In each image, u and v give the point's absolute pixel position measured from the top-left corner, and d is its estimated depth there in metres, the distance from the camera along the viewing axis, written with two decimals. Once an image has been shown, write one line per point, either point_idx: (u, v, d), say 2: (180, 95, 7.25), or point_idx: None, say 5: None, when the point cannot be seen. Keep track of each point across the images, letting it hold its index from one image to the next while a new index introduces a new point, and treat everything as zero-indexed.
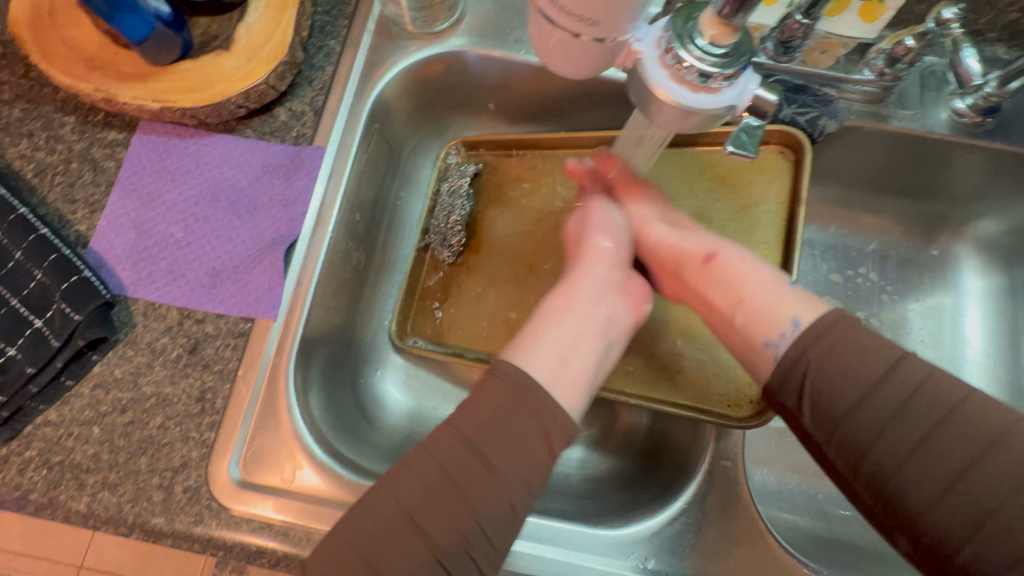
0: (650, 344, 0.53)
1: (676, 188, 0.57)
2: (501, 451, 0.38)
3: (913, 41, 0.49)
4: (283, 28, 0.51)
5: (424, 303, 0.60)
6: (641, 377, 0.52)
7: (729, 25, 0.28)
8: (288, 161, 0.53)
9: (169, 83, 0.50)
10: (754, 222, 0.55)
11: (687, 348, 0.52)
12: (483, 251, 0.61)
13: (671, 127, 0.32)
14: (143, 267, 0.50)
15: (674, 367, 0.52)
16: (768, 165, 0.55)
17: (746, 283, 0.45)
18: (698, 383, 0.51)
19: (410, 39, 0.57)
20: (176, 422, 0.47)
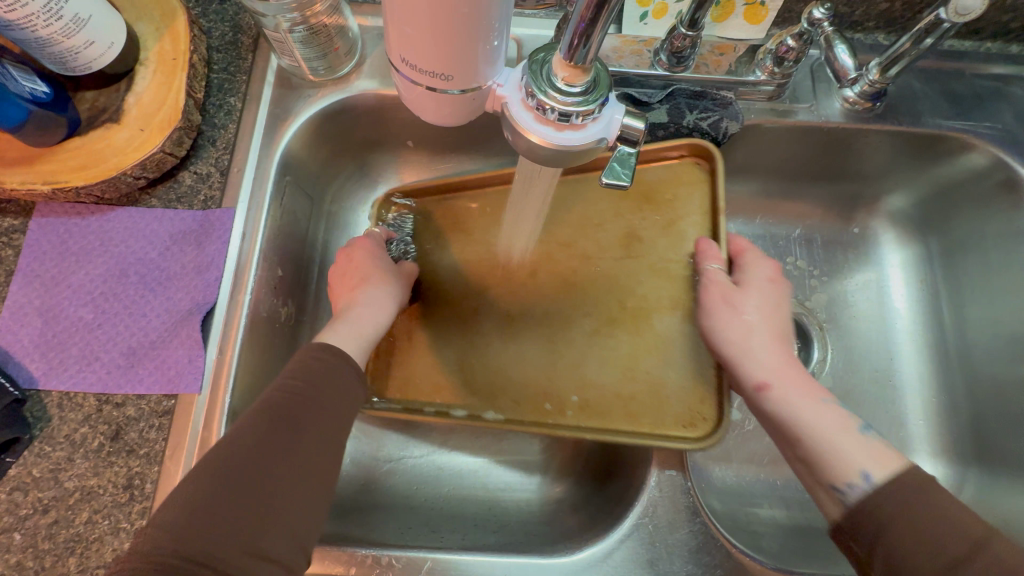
0: (604, 374, 0.52)
1: (603, 212, 0.58)
2: (312, 422, 0.40)
3: (793, 40, 0.52)
4: (174, 93, 0.50)
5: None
6: (597, 409, 0.50)
7: (577, 66, 0.28)
8: (197, 227, 0.52)
9: (59, 163, 0.48)
10: (682, 236, 0.56)
11: (638, 370, 0.51)
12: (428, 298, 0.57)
13: (548, 164, 0.32)
14: (53, 356, 0.48)
15: (627, 394, 0.51)
16: (688, 178, 0.57)
17: (813, 408, 0.44)
18: (654, 406, 0.50)
19: (312, 88, 0.57)
20: (104, 514, 0.45)
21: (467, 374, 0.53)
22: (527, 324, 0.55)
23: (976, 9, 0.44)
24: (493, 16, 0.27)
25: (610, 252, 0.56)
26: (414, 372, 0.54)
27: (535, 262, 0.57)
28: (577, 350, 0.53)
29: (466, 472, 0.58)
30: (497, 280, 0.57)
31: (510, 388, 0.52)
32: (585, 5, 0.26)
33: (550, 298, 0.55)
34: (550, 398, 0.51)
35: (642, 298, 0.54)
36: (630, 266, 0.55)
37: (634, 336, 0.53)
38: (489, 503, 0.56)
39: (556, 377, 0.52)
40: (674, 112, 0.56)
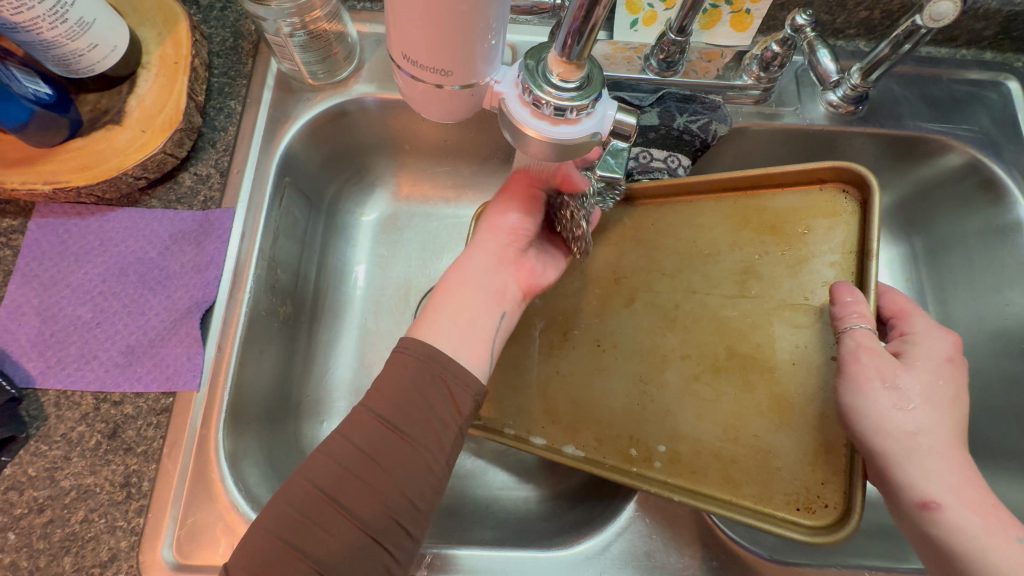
0: (708, 434, 0.46)
1: (718, 240, 0.51)
2: (411, 422, 0.37)
3: (778, 46, 0.54)
4: (175, 96, 0.51)
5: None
6: (688, 466, 0.46)
7: (571, 62, 0.29)
8: (197, 228, 0.53)
9: (60, 163, 0.49)
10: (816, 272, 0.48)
11: (743, 432, 0.45)
12: (518, 319, 0.55)
13: (545, 159, 0.34)
14: (51, 355, 0.48)
15: (728, 455, 0.45)
16: (828, 208, 0.48)
17: (989, 537, 0.37)
18: (759, 478, 0.44)
19: (312, 92, 0.58)
20: (100, 513, 0.45)
21: (546, 398, 0.51)
22: (617, 357, 0.51)
23: (949, 15, 0.46)
24: (492, 14, 0.28)
25: (720, 287, 0.50)
26: (495, 392, 0.53)
27: (632, 286, 0.53)
28: (671, 397, 0.48)
29: (465, 472, 0.58)
30: (591, 311, 0.53)
31: (594, 422, 0.49)
32: (577, 4, 0.27)
33: (647, 335, 0.51)
34: (637, 442, 0.48)
35: (756, 347, 0.47)
36: (744, 306, 0.49)
37: (744, 392, 0.46)
38: (487, 502, 0.56)
39: (644, 421, 0.48)
40: (665, 115, 0.58)
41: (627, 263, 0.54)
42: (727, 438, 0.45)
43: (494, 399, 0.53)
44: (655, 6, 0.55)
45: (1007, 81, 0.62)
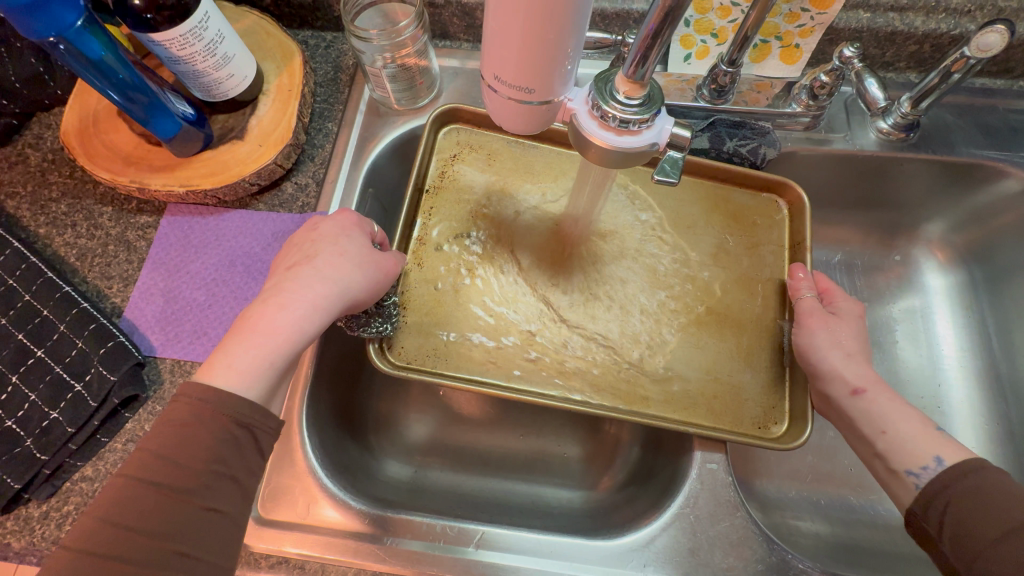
0: (694, 370, 0.54)
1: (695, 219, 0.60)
2: (186, 453, 0.38)
3: (826, 76, 0.58)
4: (287, 117, 0.61)
5: (408, 316, 0.54)
6: (682, 403, 0.52)
7: (636, 82, 0.35)
8: (295, 228, 0.61)
9: (193, 170, 0.58)
10: (767, 254, 0.59)
11: (721, 372, 0.54)
12: (485, 259, 0.57)
13: (608, 165, 0.39)
14: (170, 330, 0.56)
15: (711, 392, 0.53)
16: (769, 210, 0.61)
17: (891, 418, 0.47)
18: (733, 407, 0.52)
19: (396, 115, 0.67)
20: None
21: (535, 345, 0.54)
22: (605, 305, 0.57)
23: (996, 47, 0.48)
24: (571, 44, 0.34)
25: (695, 253, 0.59)
26: (465, 333, 0.54)
27: (616, 244, 0.59)
28: (663, 345, 0.55)
29: (512, 467, 0.62)
30: (568, 253, 0.59)
31: (591, 368, 0.53)
32: (643, 35, 0.32)
33: (628, 287, 0.58)
34: (635, 386, 0.53)
35: (727, 307, 0.57)
36: (714, 270, 0.58)
37: (720, 340, 0.55)
38: (534, 498, 0.59)
39: (640, 366, 0.53)
40: (715, 139, 0.62)
41: (614, 220, 0.61)
42: (709, 378, 0.54)
43: (463, 339, 0.53)
44: (707, 42, 0.61)
45: None
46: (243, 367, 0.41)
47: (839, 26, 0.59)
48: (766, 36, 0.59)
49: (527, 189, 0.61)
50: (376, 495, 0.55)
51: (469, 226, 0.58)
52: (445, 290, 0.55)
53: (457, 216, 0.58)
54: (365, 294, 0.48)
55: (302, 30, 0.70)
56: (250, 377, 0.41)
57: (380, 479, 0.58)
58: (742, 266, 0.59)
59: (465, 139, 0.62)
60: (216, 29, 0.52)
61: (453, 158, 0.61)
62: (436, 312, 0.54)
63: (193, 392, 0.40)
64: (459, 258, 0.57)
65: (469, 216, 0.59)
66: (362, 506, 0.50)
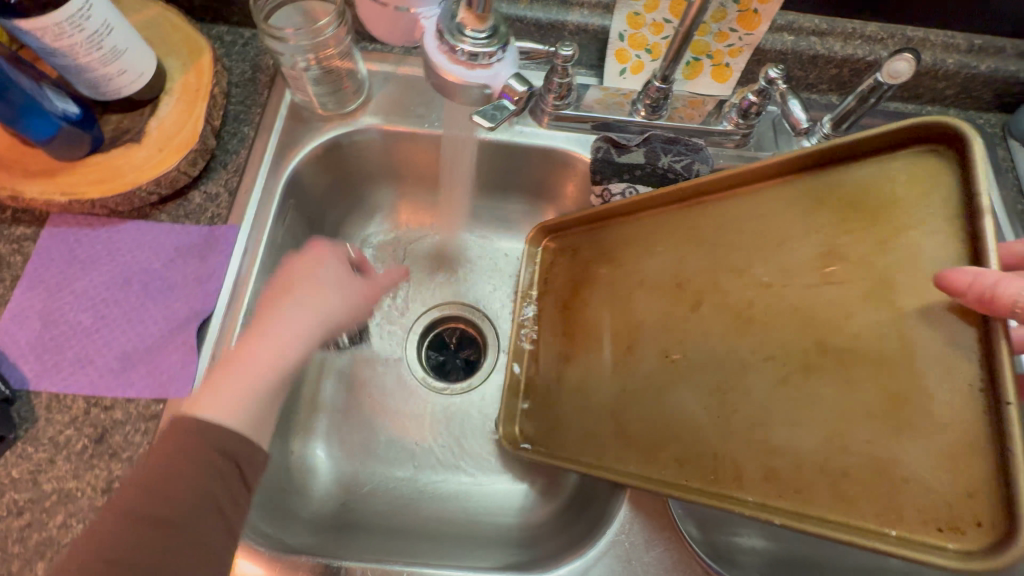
0: (848, 456, 0.31)
1: (785, 221, 0.38)
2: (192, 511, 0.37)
3: (754, 96, 0.58)
4: (193, 119, 0.55)
5: (533, 404, 0.56)
6: (791, 487, 0.33)
7: (477, 15, 0.37)
8: (202, 242, 0.55)
9: (80, 176, 0.52)
10: (910, 244, 0.31)
11: (851, 443, 0.31)
12: (580, 339, 0.52)
13: (458, 98, 0.41)
14: (47, 359, 0.49)
15: (840, 475, 0.31)
16: (926, 171, 0.32)
17: None
18: (879, 494, 0.30)
19: (321, 120, 0.62)
20: (79, 518, 0.45)
21: (618, 421, 0.45)
22: (687, 366, 0.40)
23: (905, 73, 0.50)
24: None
25: (803, 270, 0.35)
26: (568, 416, 0.51)
27: (697, 288, 0.41)
28: (752, 405, 0.36)
29: (450, 495, 0.60)
30: (642, 317, 0.45)
31: (671, 442, 0.40)
32: None
33: (708, 342, 0.39)
34: (720, 460, 0.37)
35: (853, 339, 0.32)
36: (856, 292, 0.33)
37: (847, 394, 0.31)
38: (470, 526, 0.57)
39: (727, 438, 0.37)
40: (649, 155, 0.61)
41: (690, 265, 0.42)
42: (833, 447, 0.32)
43: (563, 426, 0.51)
44: (642, 57, 0.61)
45: None
46: (232, 401, 0.41)
47: (766, 47, 0.61)
48: (698, 54, 0.60)
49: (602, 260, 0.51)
50: (290, 539, 0.50)
51: (561, 320, 0.55)
52: (552, 379, 0.54)
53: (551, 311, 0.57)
54: (343, 323, 0.50)
55: (216, 25, 0.64)
56: (234, 407, 0.41)
57: (298, 516, 0.54)
58: (909, 278, 0.31)
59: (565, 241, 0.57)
60: (102, 18, 0.46)
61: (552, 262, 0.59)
62: (544, 401, 0.55)
63: (182, 423, 0.40)
64: (560, 346, 0.54)
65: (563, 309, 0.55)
66: (279, 553, 0.46)
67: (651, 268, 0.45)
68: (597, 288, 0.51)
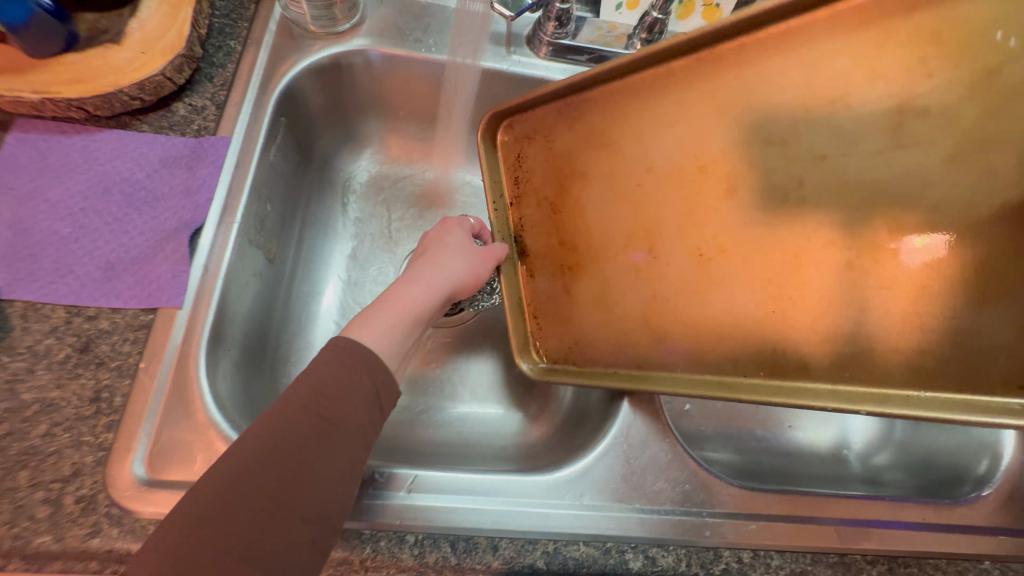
0: (936, 322, 0.33)
1: (816, 78, 0.34)
2: (333, 399, 0.33)
3: None
4: (179, 23, 0.52)
5: (544, 322, 0.44)
6: (862, 367, 0.34)
7: None
8: (189, 153, 0.52)
9: (53, 75, 0.48)
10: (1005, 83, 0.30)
11: (932, 322, 0.33)
12: (582, 246, 0.42)
13: None
14: (21, 267, 0.46)
15: (918, 357, 0.33)
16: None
17: None
18: (966, 365, 0.32)
19: (313, 39, 0.60)
20: (65, 427, 0.42)
21: (653, 328, 0.39)
22: (744, 262, 0.36)
23: None
24: None
25: (862, 137, 0.33)
26: (587, 335, 0.42)
27: (724, 169, 0.36)
28: (819, 296, 0.34)
29: (445, 421, 0.60)
30: (666, 213, 0.38)
31: (722, 340, 0.37)
32: None
33: (765, 227, 0.35)
34: (785, 355, 0.35)
35: (910, 195, 0.32)
36: (916, 137, 0.32)
37: (918, 267, 0.33)
38: (464, 447, 0.57)
39: (792, 334, 0.35)
40: None
41: (710, 140, 0.37)
42: (910, 332, 0.33)
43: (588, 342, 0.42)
44: None
45: None
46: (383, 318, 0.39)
47: None
48: None
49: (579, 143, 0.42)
50: None
51: (550, 223, 0.44)
52: (558, 292, 0.43)
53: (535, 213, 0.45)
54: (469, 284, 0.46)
55: None
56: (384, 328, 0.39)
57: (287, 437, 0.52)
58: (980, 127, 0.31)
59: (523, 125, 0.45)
60: None
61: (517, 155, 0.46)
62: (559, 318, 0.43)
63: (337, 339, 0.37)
64: (554, 254, 0.44)
65: (550, 208, 0.44)
66: None
67: (666, 149, 0.38)
68: (594, 176, 0.41)
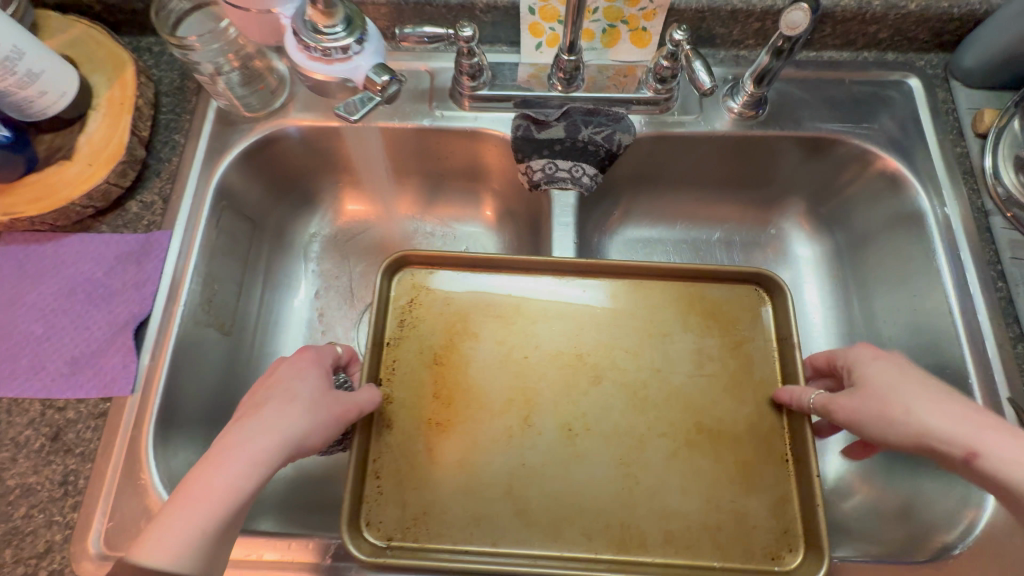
0: (732, 498, 0.50)
1: (670, 325, 0.56)
2: None
3: (666, 60, 0.59)
4: (119, 132, 0.58)
5: (385, 486, 0.49)
6: (682, 541, 0.48)
7: (324, 14, 0.48)
8: (138, 249, 0.58)
9: (17, 196, 0.55)
10: (753, 365, 0.55)
11: (721, 501, 0.49)
12: (458, 402, 0.52)
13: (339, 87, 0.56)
14: (5, 367, 0.53)
15: (712, 523, 0.49)
16: (748, 301, 0.57)
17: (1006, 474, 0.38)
18: (736, 537, 0.49)
19: (247, 122, 0.63)
20: (40, 509, 0.49)
21: (518, 495, 0.49)
22: (589, 439, 0.52)
23: (802, 23, 0.49)
24: None
25: (676, 365, 0.55)
26: (444, 496, 0.49)
27: (594, 367, 0.54)
28: (653, 476, 0.50)
29: None
30: (545, 396, 0.53)
31: (579, 516, 0.49)
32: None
33: (619, 411, 0.53)
34: (628, 528, 0.48)
35: (719, 422, 0.52)
36: (699, 383, 0.54)
37: (714, 462, 0.51)
38: None
39: (635, 505, 0.49)
40: (570, 128, 0.61)
41: (587, 344, 0.55)
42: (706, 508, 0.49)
43: (441, 503, 0.49)
44: (556, 29, 0.61)
45: (908, 79, 0.64)
46: (190, 530, 0.35)
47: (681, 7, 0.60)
48: (612, 21, 0.59)
49: (487, 316, 0.56)
50: None
51: (432, 381, 0.53)
52: (420, 450, 0.50)
53: (420, 370, 0.54)
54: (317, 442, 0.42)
55: (145, 37, 0.67)
56: (189, 542, 0.35)
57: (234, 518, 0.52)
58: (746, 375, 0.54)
59: (421, 282, 0.57)
60: (10, 44, 0.48)
61: (409, 304, 0.56)
62: (418, 472, 0.50)
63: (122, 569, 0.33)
64: (427, 412, 0.52)
65: (433, 363, 0.54)
66: None
67: (556, 342, 0.55)
68: (483, 345, 0.55)
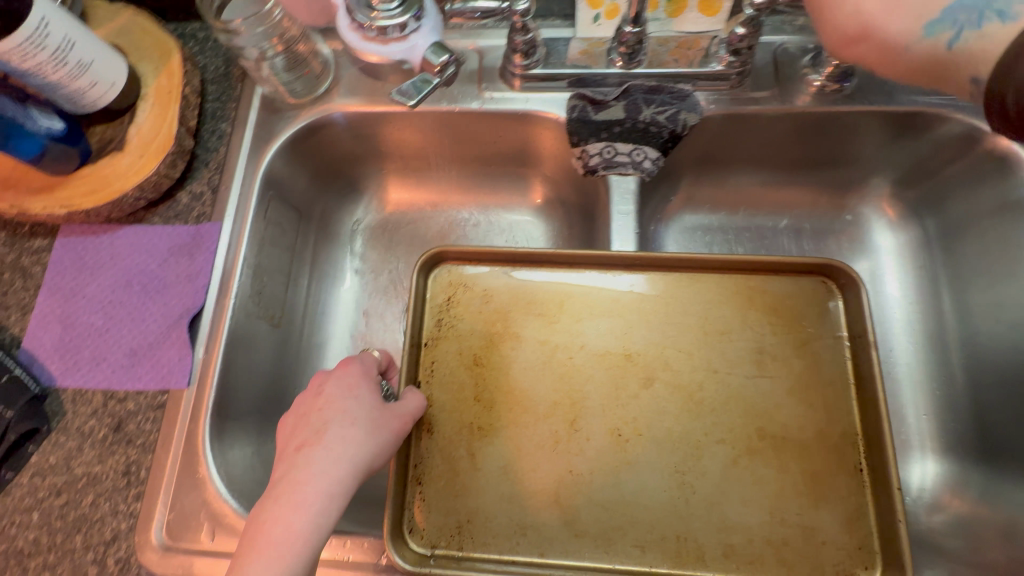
0: (800, 509, 0.46)
1: (728, 321, 0.52)
2: None
3: (743, 28, 0.53)
4: (168, 122, 0.57)
5: (427, 492, 0.48)
6: (744, 556, 0.45)
7: None
8: (190, 241, 0.58)
9: (74, 189, 0.55)
10: (824, 365, 0.50)
11: (787, 514, 0.46)
12: (501, 405, 0.51)
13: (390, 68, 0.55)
14: (69, 358, 0.54)
15: (778, 539, 0.46)
16: (815, 296, 0.52)
17: None
18: (805, 555, 0.45)
19: (293, 109, 0.62)
20: (105, 497, 0.50)
21: (566, 504, 0.47)
22: (640, 446, 0.49)
23: None
24: None
25: (739, 365, 0.51)
26: (485, 502, 0.48)
27: (646, 367, 0.51)
28: (711, 486, 0.47)
29: None
30: (592, 399, 0.50)
31: (632, 525, 0.47)
32: None
33: (672, 414, 0.50)
34: (686, 542, 0.46)
35: (784, 428, 0.49)
36: (763, 385, 0.50)
37: (780, 472, 0.47)
38: None
39: (691, 517, 0.47)
40: (631, 107, 0.56)
41: (636, 341, 0.52)
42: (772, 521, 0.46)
43: (485, 511, 0.47)
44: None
45: None
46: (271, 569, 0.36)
47: None
48: None
49: (528, 312, 0.54)
50: None
51: (472, 381, 0.51)
52: (462, 456, 0.49)
53: (457, 369, 0.52)
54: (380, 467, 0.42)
55: (190, 22, 0.66)
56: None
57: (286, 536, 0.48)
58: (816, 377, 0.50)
59: (457, 278, 0.55)
60: (62, 35, 0.48)
61: (447, 301, 0.54)
62: (467, 476, 0.48)
63: None
64: (467, 415, 0.50)
65: (472, 363, 0.52)
66: None
67: (604, 338, 0.52)
68: (525, 345, 0.52)
